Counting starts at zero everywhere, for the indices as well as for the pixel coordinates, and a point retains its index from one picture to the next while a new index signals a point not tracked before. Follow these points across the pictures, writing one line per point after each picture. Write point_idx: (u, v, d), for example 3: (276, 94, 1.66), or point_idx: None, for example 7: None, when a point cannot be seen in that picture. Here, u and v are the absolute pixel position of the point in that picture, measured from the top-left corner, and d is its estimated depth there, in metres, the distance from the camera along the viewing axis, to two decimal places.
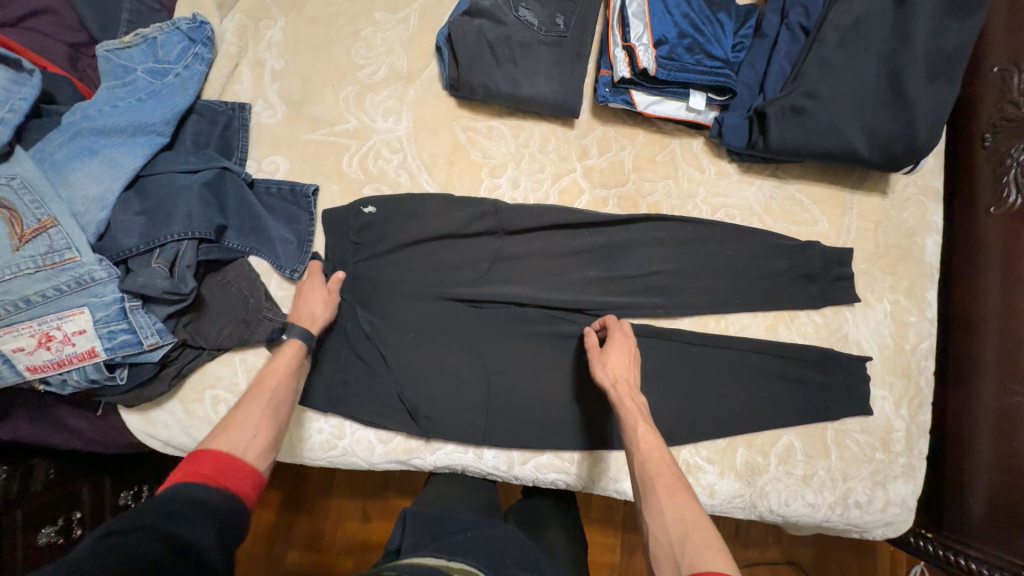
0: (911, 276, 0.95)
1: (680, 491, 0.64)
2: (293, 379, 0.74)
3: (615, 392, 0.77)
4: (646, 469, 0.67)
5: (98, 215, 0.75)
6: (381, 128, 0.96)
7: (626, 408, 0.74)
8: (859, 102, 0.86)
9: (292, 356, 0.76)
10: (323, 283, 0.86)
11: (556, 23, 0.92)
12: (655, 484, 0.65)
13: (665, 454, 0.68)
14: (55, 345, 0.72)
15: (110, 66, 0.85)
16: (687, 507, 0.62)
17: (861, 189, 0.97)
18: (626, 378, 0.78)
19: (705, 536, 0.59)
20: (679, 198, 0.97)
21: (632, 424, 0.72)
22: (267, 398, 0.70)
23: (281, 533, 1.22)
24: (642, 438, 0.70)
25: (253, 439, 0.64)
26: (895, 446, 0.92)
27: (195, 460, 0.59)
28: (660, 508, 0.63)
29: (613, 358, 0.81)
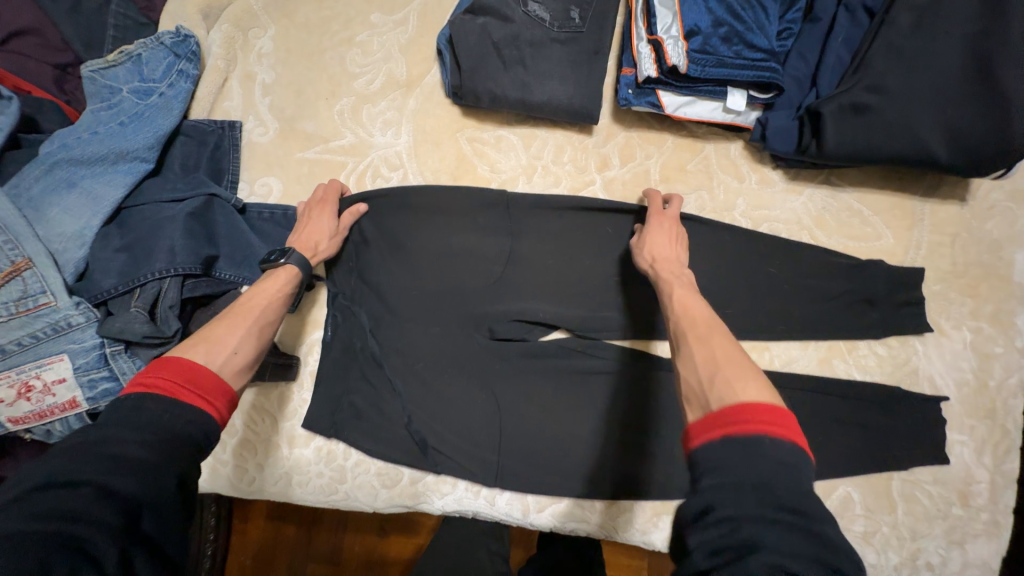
0: (995, 300, 0.81)
1: (715, 338, 0.60)
2: (281, 302, 0.71)
3: (651, 264, 0.74)
4: (678, 324, 0.64)
5: (77, 252, 0.71)
6: (379, 143, 0.87)
7: (663, 277, 0.71)
8: (939, 95, 0.72)
9: (285, 280, 0.72)
10: (334, 213, 0.80)
11: (571, 17, 0.81)
12: (686, 332, 0.62)
13: (708, 309, 0.64)
14: (36, 396, 0.68)
15: (96, 87, 0.79)
16: (720, 348, 0.58)
17: (933, 197, 0.83)
18: (665, 255, 0.74)
19: (740, 371, 0.54)
20: (714, 211, 0.85)
21: (669, 287, 0.69)
22: (255, 315, 0.67)
23: (296, 548, 1.12)
24: (681, 296, 0.67)
25: (231, 354, 0.61)
26: (975, 500, 0.79)
27: (162, 368, 0.55)
28: (689, 355, 0.59)
29: (655, 234, 0.77)
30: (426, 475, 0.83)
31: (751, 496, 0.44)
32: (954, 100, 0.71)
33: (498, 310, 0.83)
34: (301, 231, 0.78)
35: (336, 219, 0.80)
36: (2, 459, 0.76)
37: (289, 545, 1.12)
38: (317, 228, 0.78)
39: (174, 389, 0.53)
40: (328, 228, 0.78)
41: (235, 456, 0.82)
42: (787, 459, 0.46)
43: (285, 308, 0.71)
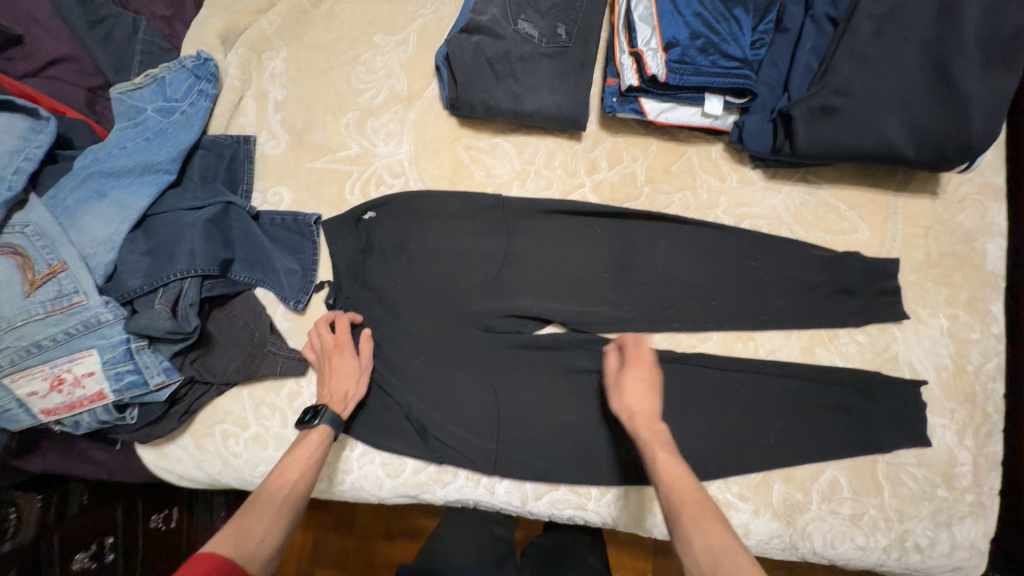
0: (970, 288, 0.84)
1: (707, 518, 0.61)
2: (309, 474, 0.73)
3: (632, 416, 0.73)
4: (670, 498, 0.64)
5: (106, 255, 0.78)
6: (382, 153, 0.94)
7: (644, 435, 0.71)
8: (902, 96, 0.77)
9: (317, 445, 0.76)
10: (354, 355, 0.83)
11: (558, 33, 0.88)
12: (679, 511, 0.62)
13: (687, 479, 0.65)
14: (67, 388, 0.74)
15: (123, 107, 0.87)
16: (715, 534, 0.59)
17: (906, 192, 0.87)
18: (641, 406, 0.73)
19: (726, 543, 0.58)
20: (698, 209, 0.90)
21: (653, 452, 0.69)
22: (286, 493, 0.70)
23: (306, 551, 1.16)
24: (664, 467, 0.67)
25: (258, 542, 0.63)
26: (960, 482, 0.81)
27: (197, 562, 0.57)
28: (688, 539, 0.60)
29: (630, 383, 0.75)
30: (428, 465, 0.87)
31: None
32: (917, 102, 0.76)
33: (495, 306, 0.88)
34: (328, 381, 0.83)
35: (359, 359, 0.84)
36: (29, 456, 0.84)
37: (297, 548, 1.16)
38: (348, 377, 0.82)
39: None
40: (354, 372, 0.83)
41: (247, 449, 0.85)
42: None
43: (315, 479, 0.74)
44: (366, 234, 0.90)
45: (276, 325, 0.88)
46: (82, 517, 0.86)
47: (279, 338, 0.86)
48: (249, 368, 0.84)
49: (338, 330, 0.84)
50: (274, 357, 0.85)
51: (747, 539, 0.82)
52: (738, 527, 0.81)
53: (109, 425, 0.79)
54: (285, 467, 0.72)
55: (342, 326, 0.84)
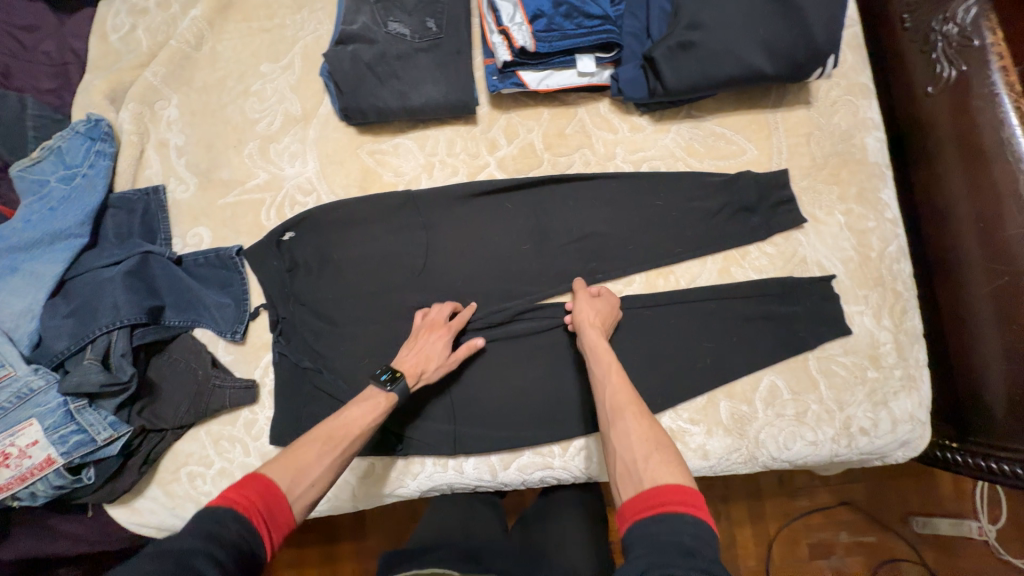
0: (858, 182, 0.90)
1: (647, 418, 0.69)
2: (368, 432, 0.75)
3: (589, 328, 0.81)
4: (615, 398, 0.72)
5: (29, 326, 0.79)
6: (290, 174, 0.96)
7: (596, 347, 0.79)
8: (748, 19, 0.82)
9: (379, 407, 0.77)
10: (444, 340, 0.83)
11: (428, 27, 0.92)
12: (624, 410, 0.70)
13: (626, 385, 0.74)
14: (14, 461, 0.74)
15: (25, 184, 0.88)
16: (648, 428, 0.68)
17: (783, 106, 0.93)
18: (603, 326, 0.82)
19: (658, 435, 0.67)
20: (598, 163, 0.95)
21: (604, 361, 0.77)
22: (343, 442, 0.72)
23: None
24: (609, 375, 0.76)
25: (308, 484, 0.67)
26: (886, 360, 0.86)
27: (247, 484, 0.63)
28: (628, 431, 0.68)
29: (587, 305, 0.84)
30: (395, 462, 0.89)
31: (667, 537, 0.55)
32: (762, 20, 0.82)
33: (424, 298, 0.90)
34: (413, 350, 0.83)
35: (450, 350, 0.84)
36: (4, 543, 0.85)
37: None
38: (424, 355, 0.82)
39: (248, 507, 0.60)
40: (437, 355, 0.82)
41: (215, 486, 0.86)
42: (693, 533, 0.55)
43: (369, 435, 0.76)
44: (290, 258, 0.91)
45: (218, 360, 0.90)
46: None
47: (222, 371, 0.87)
48: (197, 405, 0.85)
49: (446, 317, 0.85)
50: (221, 390, 0.86)
51: (708, 461, 0.85)
52: (696, 451, 0.85)
53: (67, 491, 0.79)
54: (350, 423, 0.74)
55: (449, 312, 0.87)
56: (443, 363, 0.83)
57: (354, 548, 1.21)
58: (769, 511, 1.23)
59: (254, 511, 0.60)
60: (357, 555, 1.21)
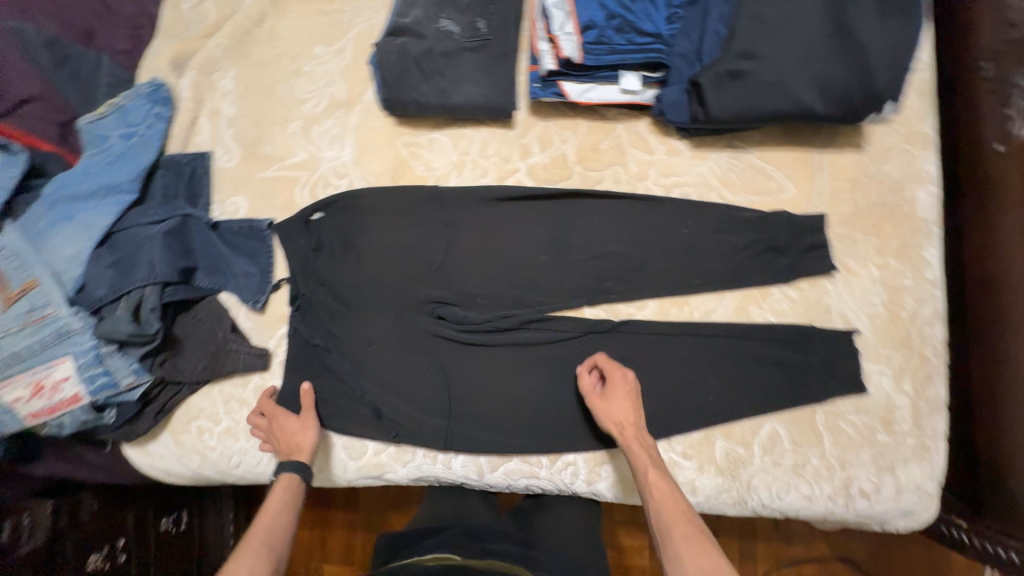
0: (900, 236, 0.86)
1: (697, 538, 0.68)
2: (286, 518, 0.77)
3: (622, 437, 0.79)
4: (661, 516, 0.70)
5: (75, 271, 0.85)
6: (327, 157, 0.99)
7: (636, 457, 0.77)
8: (806, 54, 0.79)
9: (286, 488, 0.81)
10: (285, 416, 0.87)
11: (478, 27, 0.92)
12: (672, 532, 0.69)
13: (671, 499, 0.72)
14: (47, 393, 0.80)
15: (88, 136, 0.94)
16: (704, 555, 0.66)
17: (830, 147, 0.89)
18: (631, 421, 0.80)
19: (716, 564, 0.65)
20: (628, 182, 0.93)
21: (646, 473, 0.75)
22: (261, 533, 0.74)
23: (316, 547, 1.27)
24: (652, 488, 0.74)
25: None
26: (899, 426, 0.82)
27: None
28: (681, 559, 0.66)
29: (616, 405, 0.82)
30: (388, 446, 0.92)
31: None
32: (820, 55, 0.78)
33: (438, 295, 0.92)
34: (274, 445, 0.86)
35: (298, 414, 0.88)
36: (33, 461, 0.91)
37: (306, 546, 1.27)
38: (291, 435, 0.86)
39: None
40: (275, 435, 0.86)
41: (222, 441, 0.91)
42: None
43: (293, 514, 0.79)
44: (320, 241, 0.95)
45: (238, 325, 0.94)
46: (92, 523, 0.94)
47: (240, 337, 0.92)
48: (214, 364, 0.90)
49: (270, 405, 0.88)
50: (237, 354, 0.91)
51: (695, 497, 0.84)
52: (685, 485, 0.84)
53: (90, 426, 0.86)
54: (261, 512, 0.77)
55: (264, 408, 0.88)
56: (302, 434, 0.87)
57: (345, 516, 1.26)
58: (761, 553, 1.20)
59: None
60: (347, 525, 1.26)
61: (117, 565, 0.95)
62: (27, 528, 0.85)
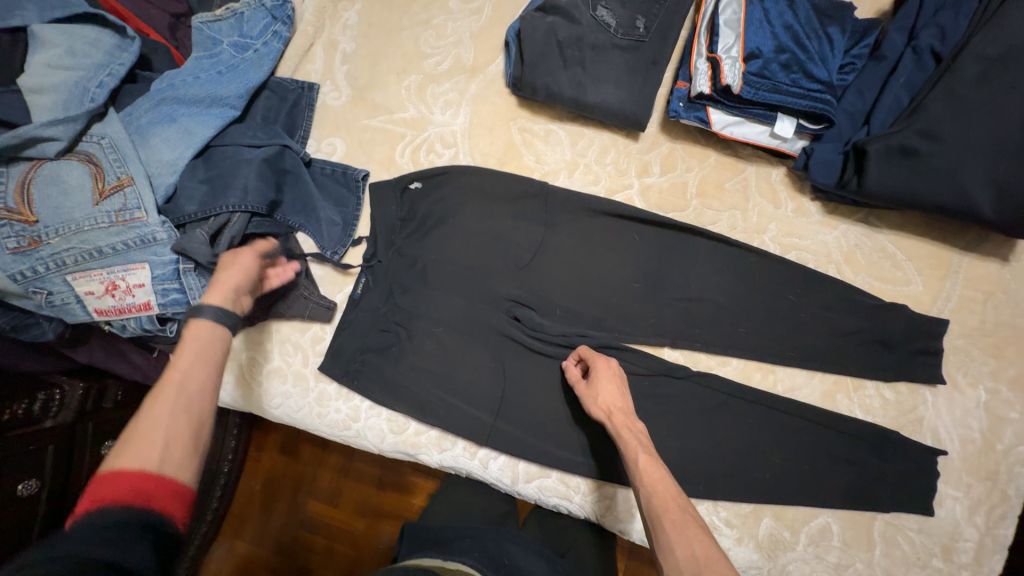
0: (1020, 365, 0.80)
1: (687, 522, 0.63)
2: (199, 368, 0.61)
3: (612, 424, 0.75)
4: (652, 502, 0.66)
5: (169, 178, 0.82)
6: (437, 121, 0.94)
7: (626, 440, 0.72)
8: (992, 151, 0.71)
9: (199, 340, 0.63)
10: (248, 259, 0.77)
11: (636, 26, 0.85)
12: (662, 516, 0.64)
13: (660, 484, 0.67)
14: (119, 294, 0.79)
15: (201, 37, 0.89)
16: (695, 540, 0.61)
17: (973, 252, 0.82)
18: (619, 407, 0.76)
19: (708, 549, 0.60)
20: (744, 232, 0.88)
21: (633, 456, 0.70)
22: (177, 393, 0.57)
23: (305, 483, 1.24)
24: (638, 474, 0.69)
25: (166, 445, 0.54)
26: (958, 556, 0.78)
27: (106, 483, 0.51)
28: (671, 546, 0.61)
29: (602, 389, 0.78)
30: (430, 430, 0.90)
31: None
32: (1008, 157, 0.71)
33: (517, 294, 0.88)
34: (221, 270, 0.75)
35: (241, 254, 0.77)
36: (78, 346, 0.88)
37: (297, 479, 1.25)
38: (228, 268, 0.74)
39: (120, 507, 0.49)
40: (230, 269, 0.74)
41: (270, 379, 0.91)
42: None
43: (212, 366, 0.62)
44: (412, 209, 0.91)
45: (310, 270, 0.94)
46: (113, 410, 0.92)
47: (310, 284, 0.90)
48: (280, 309, 0.89)
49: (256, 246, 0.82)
50: (302, 300, 0.89)
51: None
52: None
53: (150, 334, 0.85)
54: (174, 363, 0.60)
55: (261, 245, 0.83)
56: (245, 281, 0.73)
57: (341, 458, 1.24)
58: None
59: (116, 498, 0.50)
60: (342, 470, 1.24)
61: None
62: (59, 401, 0.84)
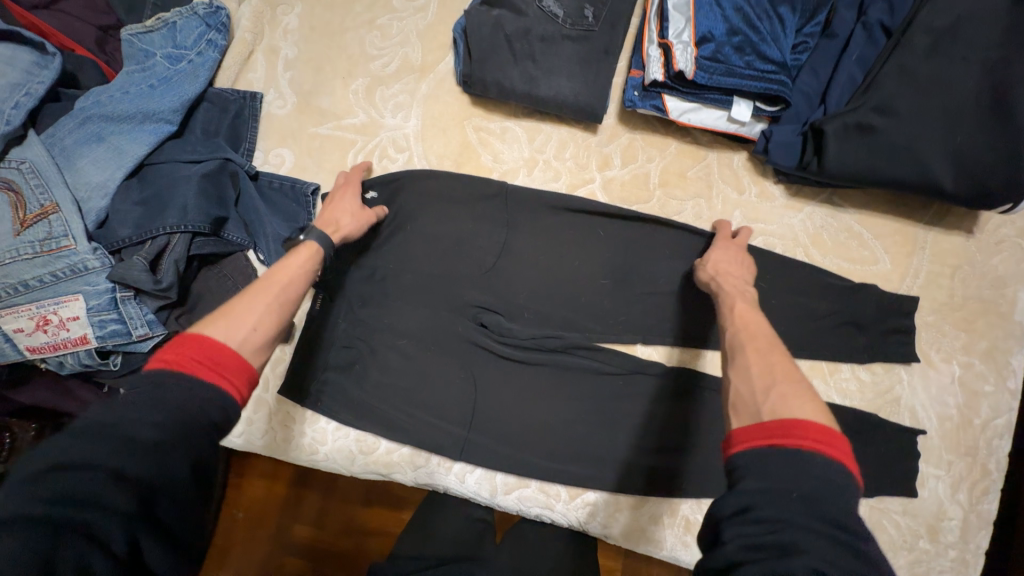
0: (991, 337, 0.79)
1: (773, 351, 0.59)
2: (303, 280, 0.68)
3: (716, 280, 0.74)
4: (737, 334, 0.63)
5: (99, 203, 0.77)
6: (388, 124, 0.90)
7: (726, 291, 0.71)
8: (949, 124, 0.71)
9: (307, 257, 0.70)
10: (355, 195, 0.81)
11: (584, 15, 0.82)
12: (744, 343, 0.61)
13: (762, 325, 0.64)
14: (52, 329, 0.74)
15: (133, 50, 0.85)
16: (778, 363, 0.57)
17: (938, 227, 0.81)
18: (728, 269, 0.75)
19: (796, 389, 0.53)
20: (710, 221, 0.85)
21: (730, 301, 0.69)
22: (276, 293, 0.64)
23: (290, 506, 1.19)
24: (733, 317, 0.66)
25: (251, 331, 0.59)
26: (944, 536, 0.77)
27: (187, 343, 0.54)
28: (745, 362, 0.58)
29: (719, 253, 0.77)
30: (402, 447, 0.86)
31: (798, 505, 0.44)
32: (965, 128, 0.70)
33: (482, 300, 0.85)
34: (326, 210, 0.79)
35: (361, 205, 0.81)
36: (21, 386, 0.83)
37: (280, 502, 1.19)
38: (347, 208, 0.79)
39: (198, 368, 0.52)
40: (348, 207, 0.79)
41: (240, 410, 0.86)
42: (829, 477, 0.46)
43: (309, 284, 0.68)
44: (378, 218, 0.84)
45: None
46: None
47: None
48: None
49: (357, 173, 0.84)
50: None
51: None
52: None
53: (93, 369, 0.79)
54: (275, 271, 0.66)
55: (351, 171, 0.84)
56: (354, 217, 0.79)
57: (325, 477, 1.19)
58: None
59: (194, 361, 0.53)
60: (326, 489, 1.19)
61: None
62: (8, 444, 0.79)
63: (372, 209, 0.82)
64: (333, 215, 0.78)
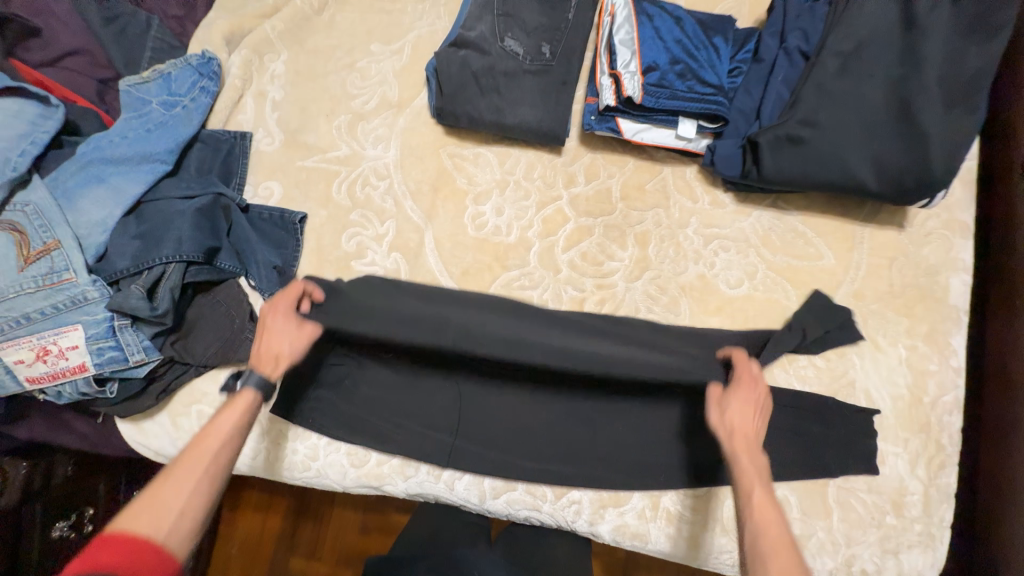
0: (930, 320, 0.86)
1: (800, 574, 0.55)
2: (232, 441, 0.67)
3: (729, 443, 0.68)
4: (759, 538, 0.59)
5: (99, 238, 0.83)
6: (370, 155, 0.98)
7: (743, 464, 0.66)
8: (866, 131, 0.80)
9: (240, 409, 0.69)
10: (290, 317, 0.79)
11: (542, 52, 0.92)
12: (767, 557, 0.57)
13: (781, 521, 0.60)
14: (51, 359, 0.78)
15: (130, 99, 0.92)
16: None
17: (873, 223, 0.90)
18: (745, 430, 0.69)
19: None
20: (669, 227, 0.93)
21: (750, 482, 0.64)
22: (201, 468, 0.62)
23: (284, 541, 1.19)
24: (751, 506, 0.62)
25: (179, 517, 0.59)
26: (908, 510, 0.82)
27: (101, 547, 0.54)
28: None
29: (734, 404, 0.71)
30: (392, 458, 0.88)
31: None
32: (880, 135, 0.79)
33: None
34: (259, 339, 0.76)
35: (297, 324, 0.79)
36: (17, 422, 0.85)
37: (275, 536, 1.19)
38: (282, 337, 0.77)
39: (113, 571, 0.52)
40: (285, 333, 0.77)
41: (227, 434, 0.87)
42: None
43: (240, 443, 0.67)
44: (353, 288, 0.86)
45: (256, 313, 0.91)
46: (64, 487, 0.90)
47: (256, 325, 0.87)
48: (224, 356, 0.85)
49: (292, 292, 0.80)
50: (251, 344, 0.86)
51: (698, 552, 0.83)
52: (690, 540, 0.83)
53: (90, 397, 0.83)
54: (199, 444, 0.64)
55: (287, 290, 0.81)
56: (291, 343, 0.77)
57: (320, 505, 1.20)
58: None
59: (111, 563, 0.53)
60: (320, 520, 1.19)
61: (82, 534, 0.92)
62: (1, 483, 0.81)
63: (309, 326, 0.79)
64: (268, 347, 0.75)
